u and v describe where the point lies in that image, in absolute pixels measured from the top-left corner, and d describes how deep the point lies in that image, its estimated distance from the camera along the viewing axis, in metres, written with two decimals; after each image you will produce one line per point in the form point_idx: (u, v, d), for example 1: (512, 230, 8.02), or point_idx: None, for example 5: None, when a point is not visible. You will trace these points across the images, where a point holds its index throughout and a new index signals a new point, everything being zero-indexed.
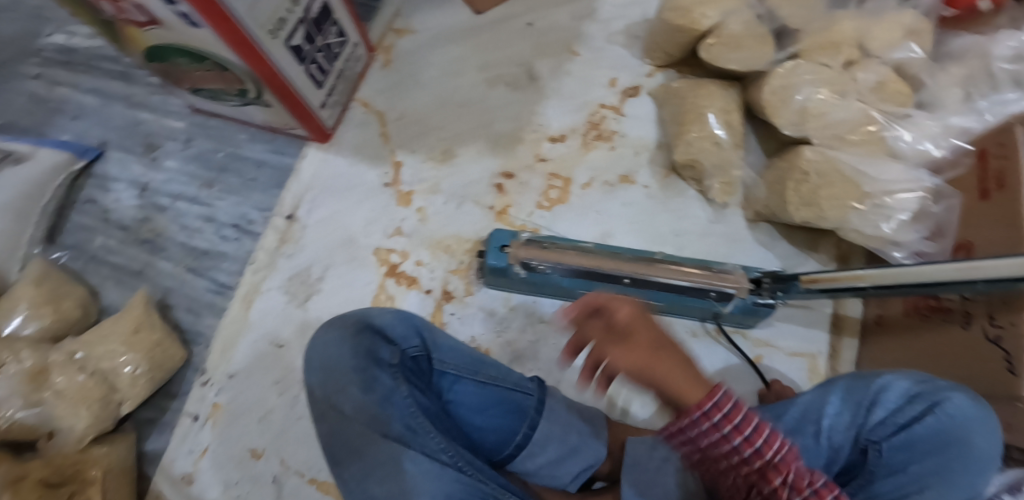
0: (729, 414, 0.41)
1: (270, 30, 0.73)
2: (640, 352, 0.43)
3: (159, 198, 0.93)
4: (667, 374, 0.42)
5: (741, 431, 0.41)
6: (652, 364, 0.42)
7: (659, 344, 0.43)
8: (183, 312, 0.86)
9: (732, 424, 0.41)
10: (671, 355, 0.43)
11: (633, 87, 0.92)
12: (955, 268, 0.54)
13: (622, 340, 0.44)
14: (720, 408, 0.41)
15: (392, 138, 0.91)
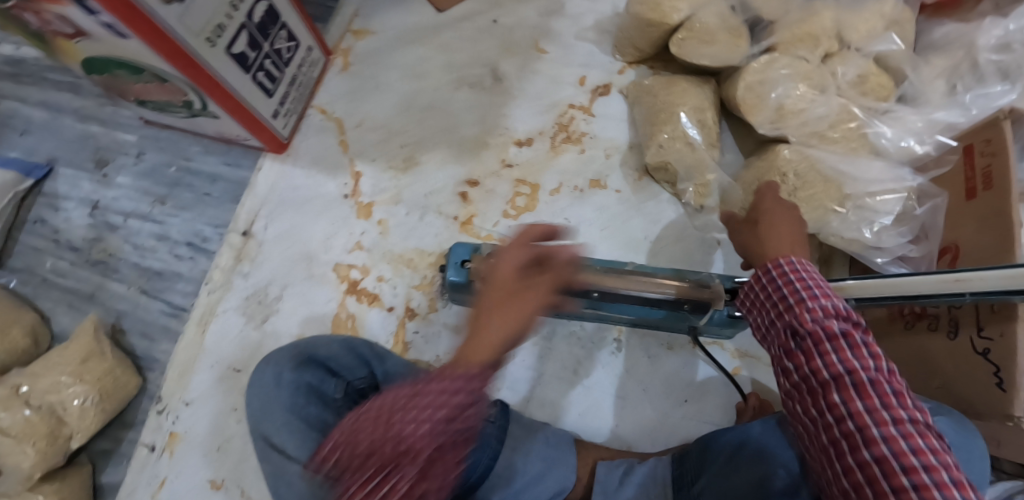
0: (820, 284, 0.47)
1: (207, 38, 0.68)
2: (744, 230, 0.58)
3: (111, 216, 0.88)
4: (767, 241, 0.54)
5: (824, 303, 0.45)
6: (762, 224, 0.56)
7: (772, 221, 0.56)
8: (138, 337, 0.82)
9: (816, 292, 0.46)
10: (781, 232, 0.55)
11: (604, 85, 0.87)
12: (941, 279, 0.51)
13: (749, 217, 0.59)
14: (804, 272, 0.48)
15: (352, 146, 0.86)
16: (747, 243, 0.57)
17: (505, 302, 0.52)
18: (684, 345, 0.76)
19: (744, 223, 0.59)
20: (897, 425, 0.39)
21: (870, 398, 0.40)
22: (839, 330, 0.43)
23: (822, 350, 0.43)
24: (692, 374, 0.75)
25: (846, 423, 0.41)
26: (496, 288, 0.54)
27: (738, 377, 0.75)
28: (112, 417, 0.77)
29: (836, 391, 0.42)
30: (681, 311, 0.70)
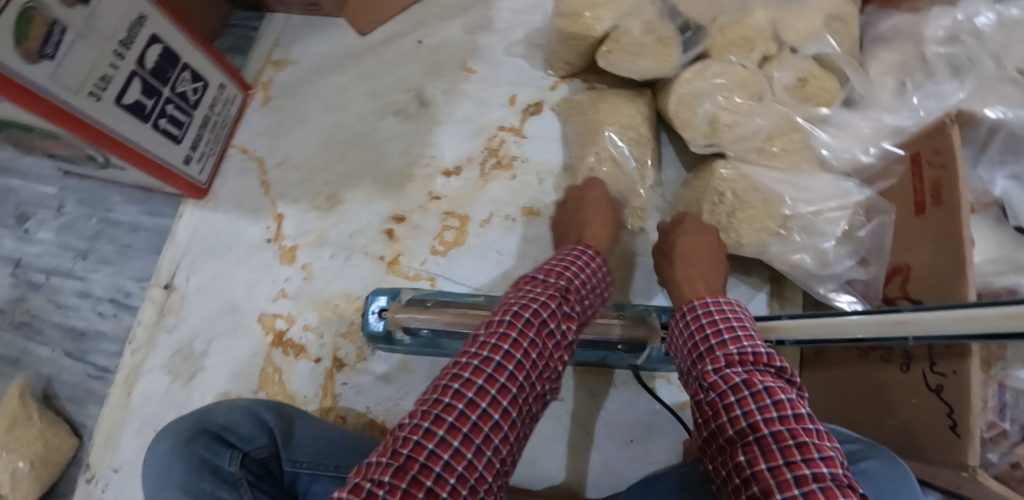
0: (731, 327, 0.44)
1: (91, 92, 0.64)
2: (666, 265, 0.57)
3: (33, 274, 0.85)
4: (682, 270, 0.54)
5: (731, 348, 0.42)
6: (677, 251, 0.56)
7: (687, 248, 0.56)
8: (64, 402, 0.79)
9: (725, 337, 0.43)
10: (696, 259, 0.55)
11: (535, 103, 0.82)
12: (875, 321, 0.46)
13: (667, 244, 0.59)
14: (717, 313, 0.46)
15: (273, 187, 0.82)
16: (666, 273, 0.57)
17: (595, 226, 0.61)
18: (627, 380, 0.72)
19: (664, 252, 0.59)
20: (800, 486, 0.33)
21: (768, 455, 0.35)
22: (740, 379, 0.39)
23: (727, 403, 0.39)
24: (637, 412, 0.71)
25: (751, 487, 0.36)
26: (590, 214, 0.62)
27: (684, 413, 0.70)
28: (49, 484, 0.74)
29: (742, 451, 0.37)
30: (616, 351, 0.65)
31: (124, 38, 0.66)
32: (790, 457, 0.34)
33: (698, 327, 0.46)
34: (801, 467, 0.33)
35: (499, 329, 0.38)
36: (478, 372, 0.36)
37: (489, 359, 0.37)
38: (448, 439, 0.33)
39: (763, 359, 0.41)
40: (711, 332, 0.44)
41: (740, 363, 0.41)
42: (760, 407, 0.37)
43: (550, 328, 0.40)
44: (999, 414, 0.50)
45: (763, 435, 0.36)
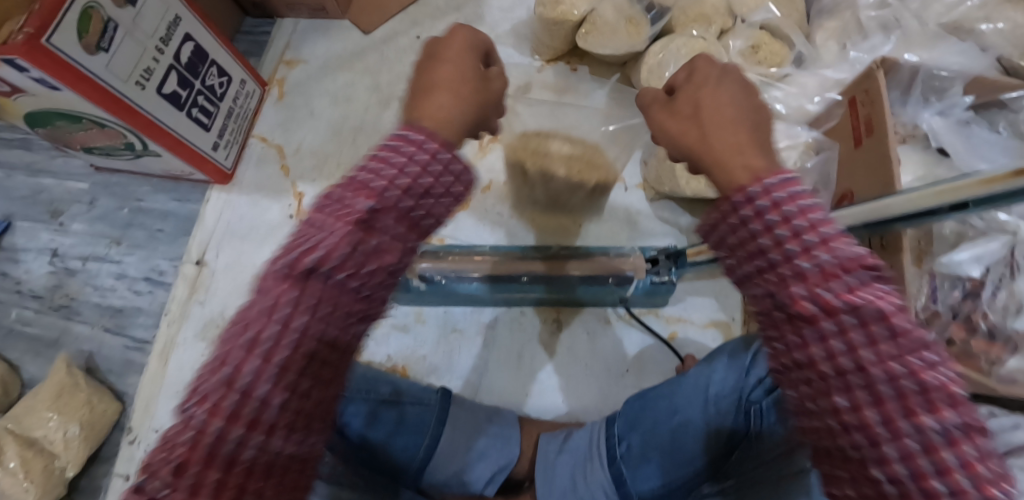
0: (803, 213, 0.28)
1: (137, 82, 0.73)
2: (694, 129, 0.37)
3: (69, 261, 0.92)
4: (710, 139, 0.36)
5: (805, 247, 0.27)
6: (705, 113, 0.37)
7: (706, 106, 0.37)
8: (105, 374, 0.85)
9: (798, 225, 0.27)
10: (725, 119, 0.36)
11: (523, 85, 0.92)
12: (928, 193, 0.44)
13: (670, 104, 0.41)
14: (777, 190, 0.29)
15: (292, 171, 0.91)
16: (698, 146, 0.37)
17: (448, 86, 0.36)
18: (620, 317, 0.81)
19: (675, 113, 0.40)
20: (920, 442, 0.24)
21: (878, 399, 0.25)
22: (827, 293, 0.26)
23: (821, 333, 0.27)
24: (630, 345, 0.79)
25: (852, 437, 0.26)
26: (441, 70, 0.37)
27: (674, 343, 0.79)
28: (95, 447, 0.80)
29: (841, 396, 0.26)
30: (608, 285, 0.74)
31: (163, 36, 0.75)
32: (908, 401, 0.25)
33: (743, 221, 0.30)
34: (925, 409, 0.24)
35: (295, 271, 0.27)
36: (285, 339, 0.27)
37: (303, 319, 0.27)
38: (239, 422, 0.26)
39: (865, 261, 0.26)
40: (773, 222, 0.28)
41: (830, 268, 0.26)
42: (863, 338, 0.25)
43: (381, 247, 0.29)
44: (931, 297, 0.60)
45: (865, 371, 0.25)
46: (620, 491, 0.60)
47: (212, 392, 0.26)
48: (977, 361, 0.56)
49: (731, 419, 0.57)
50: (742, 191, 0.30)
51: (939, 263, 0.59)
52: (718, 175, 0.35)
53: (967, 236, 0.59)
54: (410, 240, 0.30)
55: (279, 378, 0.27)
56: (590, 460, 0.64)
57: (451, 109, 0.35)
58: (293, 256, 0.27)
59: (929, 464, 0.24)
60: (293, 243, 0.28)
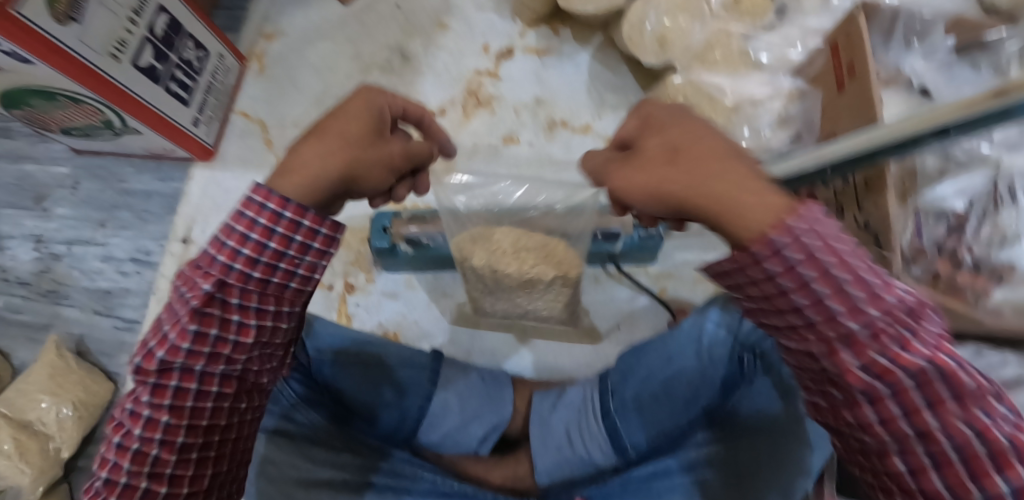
0: (844, 261, 0.31)
1: (111, 54, 0.71)
2: (664, 170, 0.36)
3: (55, 246, 0.90)
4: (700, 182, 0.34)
5: (853, 291, 0.30)
6: (684, 152, 0.36)
7: (682, 151, 0.36)
8: (97, 356, 0.84)
9: (840, 278, 0.31)
10: (716, 160, 0.34)
11: (506, 49, 0.92)
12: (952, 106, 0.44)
13: (637, 160, 0.39)
14: (810, 239, 0.31)
15: (276, 144, 0.90)
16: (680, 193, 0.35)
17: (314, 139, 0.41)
18: (611, 275, 0.81)
19: (641, 161, 0.38)
20: (960, 454, 0.29)
21: (914, 416, 0.30)
22: (871, 342, 0.30)
23: (865, 383, 0.31)
24: (621, 302, 0.79)
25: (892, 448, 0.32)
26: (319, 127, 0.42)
27: (664, 297, 0.79)
28: (91, 427, 0.80)
29: (873, 413, 0.32)
30: (596, 241, 0.73)
31: (137, 7, 0.72)
32: (952, 417, 0.29)
33: (772, 274, 0.32)
34: (980, 417, 0.29)
35: (203, 287, 0.36)
36: (209, 335, 0.37)
37: (216, 323, 0.37)
38: (184, 383, 0.38)
39: (904, 312, 0.30)
40: (810, 276, 0.31)
41: (879, 313, 0.30)
42: (908, 372, 0.29)
43: (275, 272, 0.38)
44: (915, 235, 0.60)
45: (909, 397, 0.30)
46: (614, 444, 0.59)
47: (159, 364, 0.37)
48: (964, 295, 0.57)
49: (722, 366, 0.56)
50: (761, 241, 0.31)
51: (923, 199, 0.59)
52: (734, 220, 0.32)
53: (949, 172, 0.59)
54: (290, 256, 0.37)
55: (204, 358, 0.38)
56: (583, 414, 0.62)
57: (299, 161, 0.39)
58: (202, 276, 0.36)
59: (957, 472, 0.29)
60: (200, 264, 0.37)
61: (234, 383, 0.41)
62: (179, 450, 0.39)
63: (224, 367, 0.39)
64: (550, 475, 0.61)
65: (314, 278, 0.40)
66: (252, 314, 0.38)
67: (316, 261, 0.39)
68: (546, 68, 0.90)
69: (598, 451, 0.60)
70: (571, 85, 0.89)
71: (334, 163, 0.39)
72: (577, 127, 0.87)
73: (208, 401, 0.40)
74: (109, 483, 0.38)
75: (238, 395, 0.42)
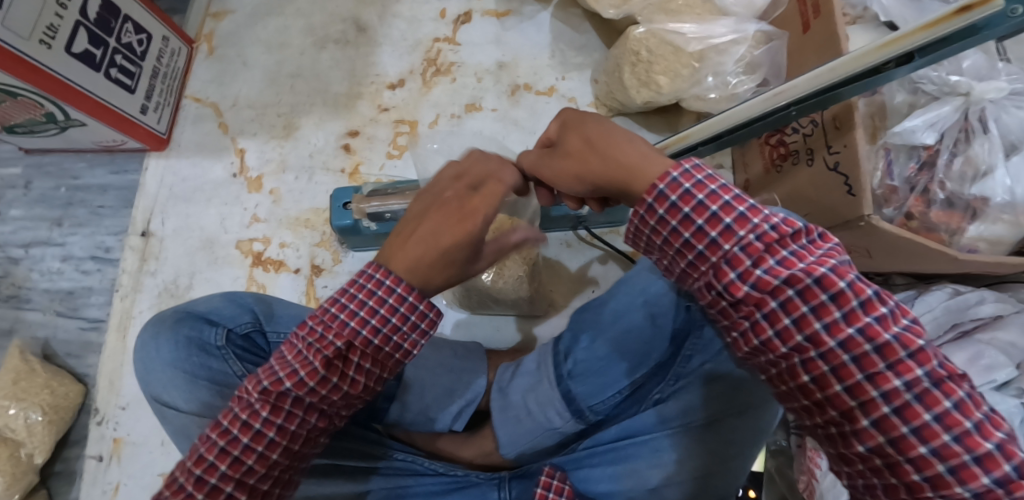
0: (717, 195, 0.34)
1: (41, 41, 0.66)
2: (583, 154, 0.41)
3: (12, 249, 0.86)
4: (606, 161, 0.39)
5: (734, 219, 0.33)
6: (591, 134, 0.41)
7: (597, 136, 0.40)
8: (64, 358, 0.82)
9: (713, 211, 0.34)
10: (617, 137, 0.39)
11: (464, 13, 0.88)
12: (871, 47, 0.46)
13: (560, 150, 0.43)
14: (686, 182, 0.34)
15: (231, 127, 0.87)
16: (599, 175, 0.40)
17: (462, 252, 0.41)
18: (582, 239, 0.80)
19: (562, 153, 0.43)
20: (848, 351, 0.30)
21: (803, 323, 0.31)
22: (748, 259, 0.32)
23: (756, 301, 0.32)
24: (593, 265, 0.79)
25: (797, 363, 0.32)
26: (448, 235, 0.40)
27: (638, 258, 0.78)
28: (63, 430, 0.78)
29: (770, 332, 0.32)
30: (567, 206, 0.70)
31: None
32: (835, 318, 0.30)
33: (662, 218, 0.35)
34: (863, 318, 0.30)
35: (338, 342, 0.38)
36: (332, 381, 0.39)
37: (338, 373, 0.39)
38: (294, 411, 0.39)
39: (780, 231, 0.32)
40: (691, 212, 0.34)
41: (754, 235, 0.33)
42: (786, 278, 0.31)
43: (389, 340, 0.40)
44: (887, 174, 0.57)
45: (796, 305, 0.31)
46: (572, 408, 0.58)
47: (281, 391, 0.38)
48: (938, 234, 0.56)
49: (672, 315, 0.56)
50: (651, 189, 0.35)
51: (891, 134, 0.56)
52: (639, 177, 0.37)
53: (919, 106, 0.57)
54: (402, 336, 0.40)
55: (319, 397, 0.39)
56: (537, 379, 0.61)
57: (476, 268, 0.44)
58: (333, 330, 0.39)
59: (849, 370, 0.30)
60: (332, 316, 0.39)
61: (327, 422, 0.42)
62: (267, 467, 0.39)
63: (328, 407, 0.40)
64: (513, 446, 0.61)
65: (415, 347, 0.42)
66: (366, 370, 0.40)
67: (418, 338, 0.41)
68: (507, 30, 0.87)
69: (558, 417, 0.58)
70: (533, 46, 0.86)
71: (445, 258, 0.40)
72: (541, 89, 0.84)
73: (305, 430, 0.40)
74: (196, 483, 0.38)
75: (323, 431, 0.42)
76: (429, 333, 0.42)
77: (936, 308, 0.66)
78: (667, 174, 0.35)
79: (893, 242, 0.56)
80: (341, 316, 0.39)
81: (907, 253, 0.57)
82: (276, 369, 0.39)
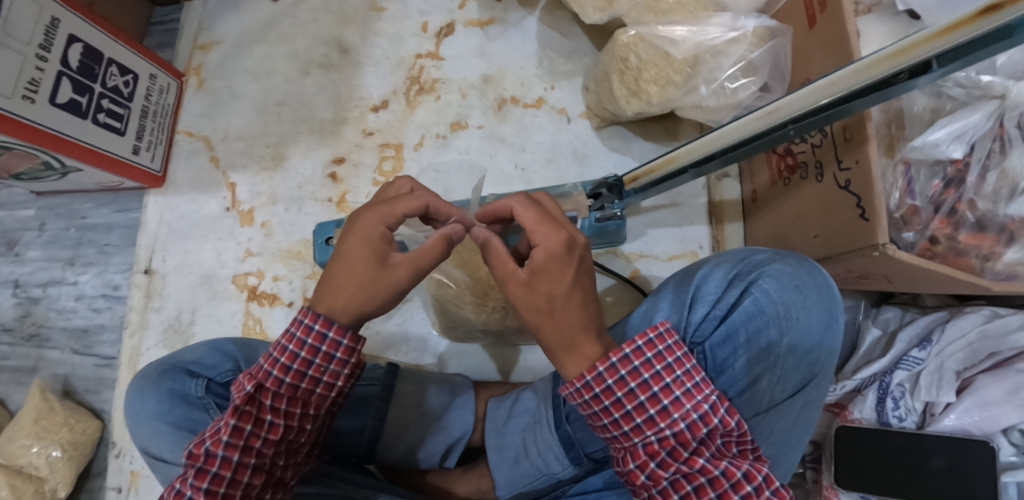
0: (646, 386, 0.40)
1: (25, 96, 0.67)
2: (538, 310, 0.40)
3: (31, 290, 0.90)
4: (557, 330, 0.40)
5: (658, 409, 0.40)
6: (550, 295, 0.40)
7: (559, 305, 0.40)
8: (83, 394, 0.85)
9: (642, 399, 0.40)
10: (573, 304, 0.40)
11: (446, 25, 0.84)
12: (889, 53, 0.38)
13: (525, 282, 0.40)
14: (622, 368, 0.40)
15: (223, 160, 0.87)
16: (543, 333, 0.41)
17: (362, 257, 0.42)
18: None
19: (522, 288, 0.40)
20: None
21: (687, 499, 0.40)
22: (658, 441, 0.40)
23: (658, 474, 0.40)
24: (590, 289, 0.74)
25: None
26: (347, 249, 0.42)
27: (636, 280, 0.72)
28: (84, 464, 0.81)
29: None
30: None
31: (42, 42, 0.68)
32: (711, 497, 0.39)
33: (599, 396, 0.40)
34: (733, 495, 0.39)
35: (247, 388, 0.41)
36: (246, 429, 0.41)
37: (254, 419, 0.41)
38: (222, 472, 0.40)
39: (688, 426, 0.40)
40: (622, 396, 0.40)
41: (669, 428, 0.40)
42: (676, 468, 0.40)
43: (304, 378, 0.42)
44: (907, 192, 0.50)
45: (682, 484, 0.40)
46: (570, 454, 0.55)
47: (204, 453, 0.40)
48: (968, 259, 0.49)
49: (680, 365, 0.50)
50: (591, 369, 0.40)
51: (910, 149, 0.49)
52: (558, 356, 0.41)
53: (944, 112, 0.49)
54: (316, 381, 0.43)
55: (240, 450, 0.41)
56: (537, 420, 0.58)
57: (397, 274, 0.42)
58: (248, 378, 0.42)
59: None
60: (252, 369, 0.43)
61: (265, 476, 0.42)
62: None
63: (257, 460, 0.41)
64: (511, 489, 0.57)
65: (339, 382, 0.44)
66: (285, 412, 0.43)
67: (338, 368, 0.43)
68: (491, 41, 0.82)
69: (556, 463, 0.55)
70: (519, 55, 0.81)
71: (360, 274, 0.41)
72: (529, 102, 0.80)
73: (239, 490, 0.41)
74: None
75: (265, 488, 0.43)
76: (349, 363, 0.43)
77: (970, 332, 0.58)
78: (611, 357, 0.40)
79: (913, 271, 0.49)
80: (253, 372, 0.42)
81: (931, 281, 0.50)
82: (204, 433, 0.41)
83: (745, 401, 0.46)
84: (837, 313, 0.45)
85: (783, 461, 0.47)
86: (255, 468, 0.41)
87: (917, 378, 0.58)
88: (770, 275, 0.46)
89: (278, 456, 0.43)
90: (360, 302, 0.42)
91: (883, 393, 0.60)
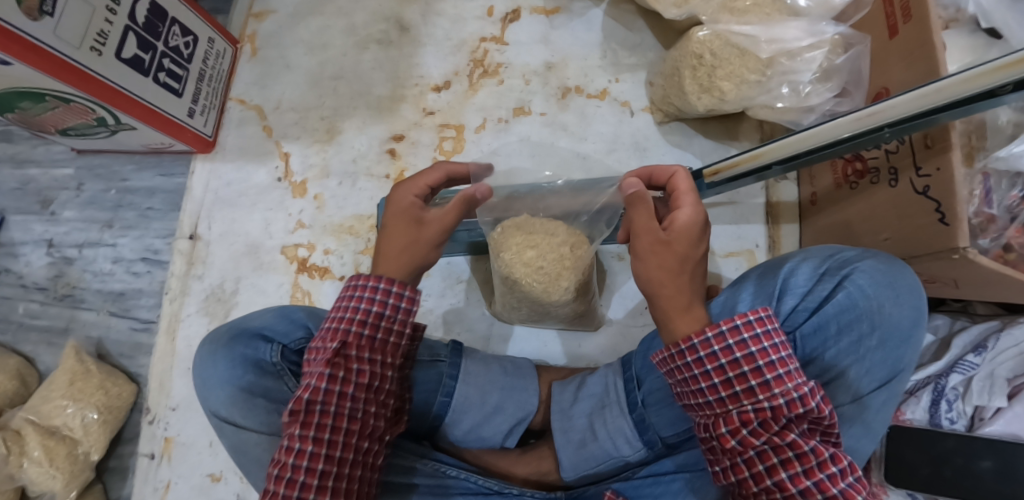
0: (753, 358, 0.41)
1: (91, 47, 0.65)
2: (668, 271, 0.44)
3: (66, 250, 0.88)
4: (680, 290, 0.44)
5: (762, 382, 0.41)
6: (682, 260, 0.45)
7: (687, 271, 0.45)
8: (118, 358, 0.84)
9: (745, 371, 0.41)
10: (696, 272, 0.45)
11: (511, 10, 0.85)
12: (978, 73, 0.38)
13: (662, 248, 0.45)
14: (731, 337, 0.42)
15: (275, 130, 0.86)
16: (664, 292, 0.44)
17: (400, 223, 0.50)
18: None
19: (657, 252, 0.45)
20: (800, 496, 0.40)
21: (773, 470, 0.40)
22: (755, 415, 0.41)
23: (749, 442, 0.41)
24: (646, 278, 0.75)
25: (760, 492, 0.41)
26: (390, 223, 0.50)
27: None
28: (117, 428, 0.80)
29: (750, 470, 0.41)
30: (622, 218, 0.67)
31: None
32: (797, 471, 0.40)
33: (700, 359, 0.42)
34: (818, 474, 0.40)
35: (333, 344, 0.44)
36: (339, 376, 0.43)
37: (343, 368, 0.44)
38: (325, 420, 0.43)
39: (789, 403, 0.40)
40: (725, 363, 0.42)
41: (768, 401, 0.41)
42: (767, 439, 0.40)
43: (379, 328, 0.46)
44: (984, 201, 0.52)
45: (769, 455, 0.40)
46: (643, 437, 0.56)
47: (306, 405, 0.43)
48: None
49: None
50: (699, 332, 0.42)
51: (993, 160, 0.51)
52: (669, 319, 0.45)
53: None
54: (389, 333, 0.46)
55: (336, 395, 0.43)
56: (604, 402, 0.59)
57: (430, 230, 0.49)
58: (331, 337, 0.45)
59: None
60: (327, 331, 0.46)
61: (362, 423, 0.45)
62: (319, 479, 0.42)
63: (352, 406, 0.44)
64: (576, 472, 0.58)
65: (407, 329, 0.47)
66: (369, 360, 0.45)
67: (405, 318, 0.47)
68: (555, 29, 0.83)
69: (627, 446, 0.57)
70: (583, 45, 0.82)
71: (404, 235, 0.49)
72: (593, 92, 0.80)
73: (342, 435, 0.43)
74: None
75: (362, 437, 0.45)
76: (413, 312, 0.47)
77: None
78: (721, 325, 0.42)
79: (990, 278, 0.51)
80: (328, 334, 0.45)
81: (1000, 288, 0.53)
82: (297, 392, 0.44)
83: (832, 391, 0.47)
84: (923, 311, 0.46)
85: (859, 452, 0.49)
86: (352, 414, 0.44)
87: (969, 382, 0.61)
88: (864, 270, 0.47)
89: (368, 407, 0.45)
90: (407, 256, 0.49)
91: (937, 395, 0.62)
